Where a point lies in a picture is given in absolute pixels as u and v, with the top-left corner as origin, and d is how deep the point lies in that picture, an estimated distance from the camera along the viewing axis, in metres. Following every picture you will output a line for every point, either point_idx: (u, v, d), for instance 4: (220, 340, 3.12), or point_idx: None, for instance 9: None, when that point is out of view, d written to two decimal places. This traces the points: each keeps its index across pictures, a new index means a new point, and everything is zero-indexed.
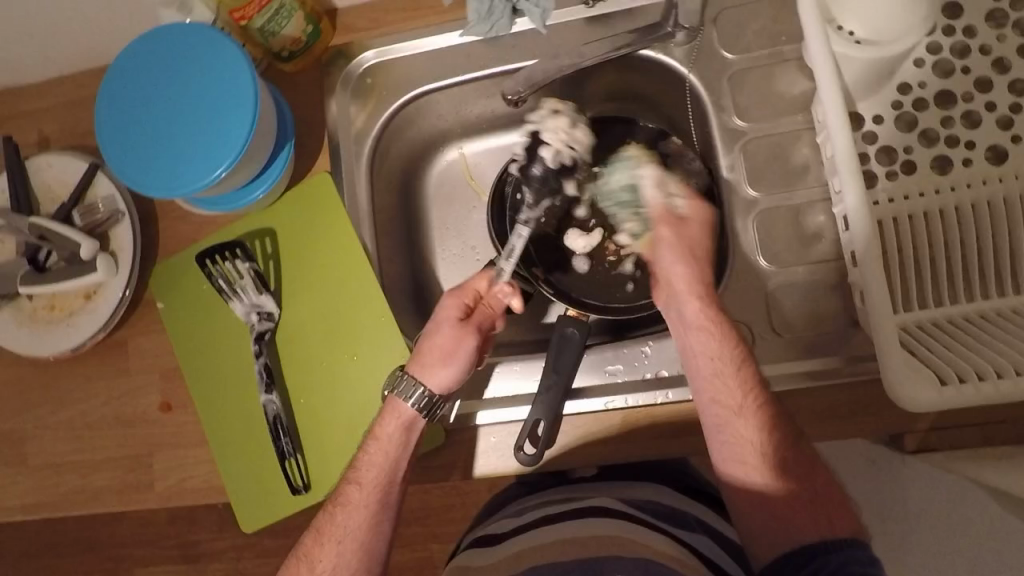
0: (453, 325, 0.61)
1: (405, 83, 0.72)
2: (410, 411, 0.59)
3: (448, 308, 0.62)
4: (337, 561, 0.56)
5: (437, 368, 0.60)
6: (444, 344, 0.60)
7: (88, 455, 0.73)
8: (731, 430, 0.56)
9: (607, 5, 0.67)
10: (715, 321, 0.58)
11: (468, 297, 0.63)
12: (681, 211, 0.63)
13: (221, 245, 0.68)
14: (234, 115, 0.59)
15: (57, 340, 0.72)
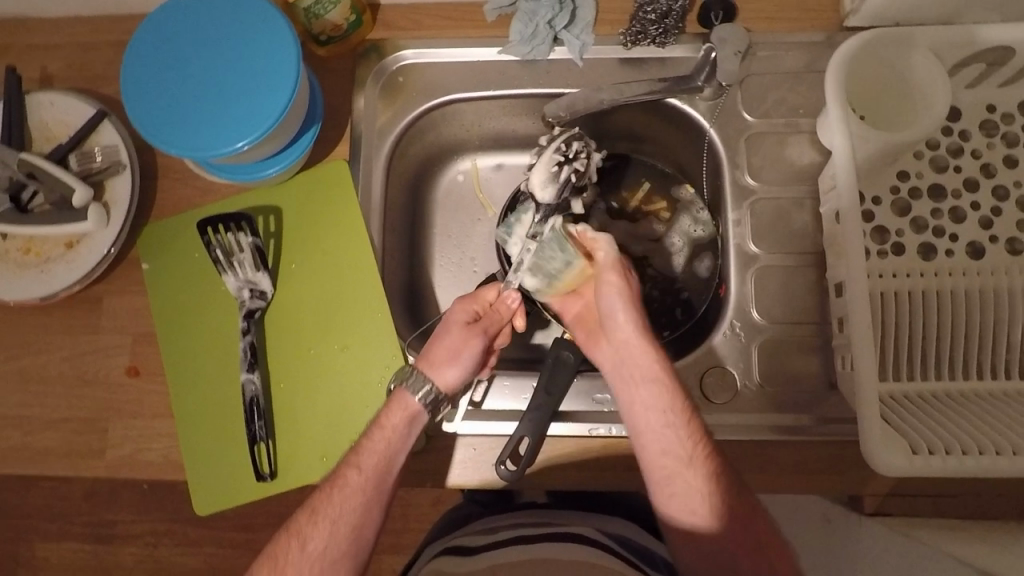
0: (461, 327, 0.63)
1: (435, 88, 0.73)
2: (416, 405, 0.60)
3: (457, 312, 0.65)
4: (328, 541, 0.57)
5: (445, 365, 0.61)
6: (453, 344, 0.62)
7: (36, 412, 0.69)
8: (681, 481, 0.55)
9: (644, 50, 0.70)
10: (664, 370, 0.58)
11: (476, 304, 0.65)
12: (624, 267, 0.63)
13: (225, 216, 0.67)
14: (271, 87, 0.59)
15: (27, 286, 0.68)
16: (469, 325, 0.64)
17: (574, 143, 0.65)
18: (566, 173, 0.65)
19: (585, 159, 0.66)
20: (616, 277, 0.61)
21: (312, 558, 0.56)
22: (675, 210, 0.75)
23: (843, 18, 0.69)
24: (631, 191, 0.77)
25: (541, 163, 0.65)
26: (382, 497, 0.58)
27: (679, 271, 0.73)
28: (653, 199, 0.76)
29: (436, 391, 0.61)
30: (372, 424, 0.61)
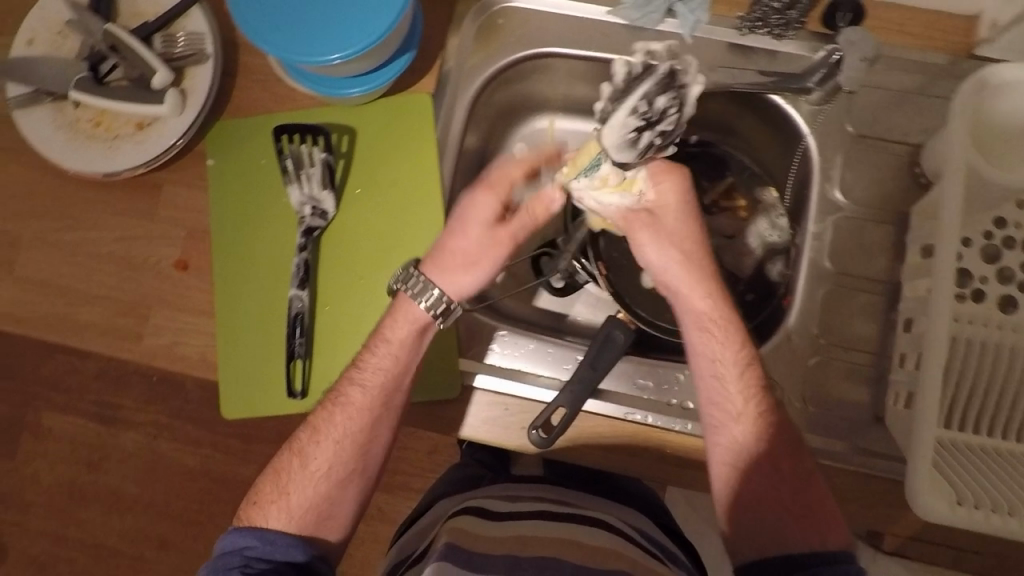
0: (481, 222, 0.60)
1: (533, 36, 0.69)
2: (420, 314, 0.60)
3: (478, 199, 0.60)
4: (333, 457, 0.59)
5: (460, 272, 0.60)
6: (469, 246, 0.60)
7: (82, 287, 0.69)
8: (725, 434, 0.58)
9: (759, 39, 0.67)
10: (724, 320, 0.60)
11: (499, 189, 0.61)
12: (647, 202, 0.61)
13: (303, 126, 0.65)
14: (374, 14, 0.57)
15: (93, 160, 0.67)
16: (490, 220, 0.60)
17: (657, 101, 0.51)
18: (648, 137, 0.52)
19: (670, 117, 0.52)
20: (643, 226, 0.61)
21: (316, 474, 0.59)
22: (754, 211, 0.72)
23: (975, 45, 0.65)
24: (712, 183, 0.72)
25: (612, 128, 0.52)
26: (388, 412, 0.60)
27: (746, 274, 0.71)
28: (731, 196, 0.72)
29: (447, 300, 0.60)
30: (372, 342, 0.60)
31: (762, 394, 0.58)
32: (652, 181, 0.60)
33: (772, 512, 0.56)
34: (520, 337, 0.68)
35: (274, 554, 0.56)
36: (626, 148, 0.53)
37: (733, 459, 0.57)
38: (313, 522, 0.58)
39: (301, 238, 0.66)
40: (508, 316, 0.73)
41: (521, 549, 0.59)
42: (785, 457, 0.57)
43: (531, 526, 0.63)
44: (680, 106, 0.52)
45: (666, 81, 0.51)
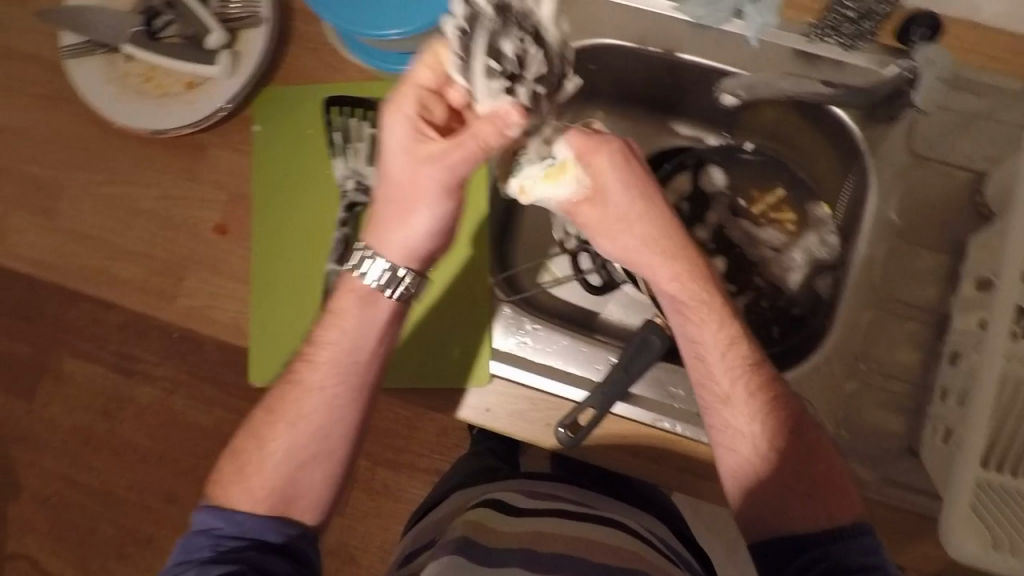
0: (419, 172, 0.49)
1: (592, 24, 0.67)
2: (380, 295, 0.55)
3: (405, 149, 0.49)
4: (288, 439, 0.57)
5: (400, 231, 0.53)
6: (395, 197, 0.51)
7: (120, 241, 0.69)
8: (717, 418, 0.57)
9: (826, 48, 0.64)
10: (700, 296, 0.57)
11: (422, 129, 0.49)
12: (587, 182, 0.55)
13: (355, 99, 0.66)
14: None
15: (141, 115, 0.67)
16: (424, 163, 0.49)
17: (502, 49, 0.42)
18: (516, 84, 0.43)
19: (535, 57, 0.43)
20: (588, 207, 0.56)
21: (273, 453, 0.57)
22: (802, 226, 0.69)
23: None
24: (761, 192, 0.70)
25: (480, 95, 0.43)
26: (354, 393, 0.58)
27: (793, 290, 0.67)
28: (781, 208, 0.69)
29: (400, 267, 0.54)
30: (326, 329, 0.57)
31: (747, 372, 0.56)
32: (581, 160, 0.55)
33: (779, 493, 0.55)
34: (556, 330, 0.66)
35: (246, 533, 0.55)
36: (508, 112, 0.44)
37: (717, 438, 0.57)
38: (281, 502, 0.57)
39: (341, 212, 0.66)
40: (541, 310, 0.72)
41: (541, 544, 0.60)
42: (785, 427, 0.56)
43: (556, 522, 0.64)
44: (532, 34, 0.42)
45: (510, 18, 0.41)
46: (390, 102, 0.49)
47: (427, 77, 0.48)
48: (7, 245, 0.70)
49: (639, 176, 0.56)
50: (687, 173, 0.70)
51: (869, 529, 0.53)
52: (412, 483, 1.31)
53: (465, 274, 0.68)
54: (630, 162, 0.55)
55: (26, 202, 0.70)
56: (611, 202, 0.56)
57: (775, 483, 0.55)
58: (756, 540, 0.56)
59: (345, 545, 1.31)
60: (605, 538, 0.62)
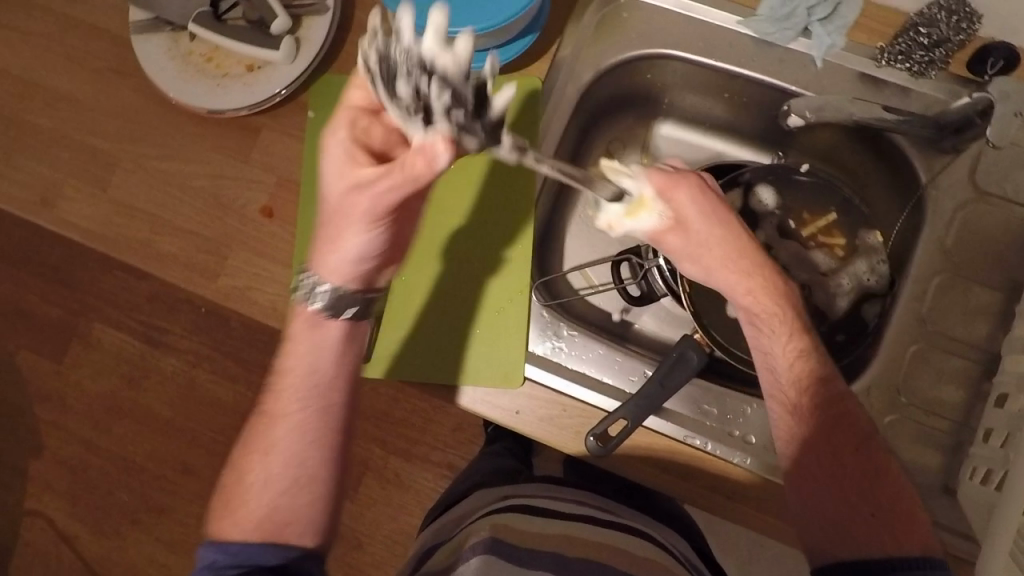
0: (347, 188, 0.47)
1: (655, 35, 0.67)
2: (325, 315, 0.53)
3: (338, 171, 0.48)
4: (265, 469, 0.54)
5: (333, 252, 0.50)
6: (331, 219, 0.49)
7: (169, 216, 0.70)
8: (783, 427, 0.56)
9: (894, 73, 0.63)
10: (773, 308, 0.56)
11: (351, 151, 0.47)
12: (669, 213, 0.56)
13: None
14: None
15: (201, 95, 0.68)
16: (360, 182, 0.47)
17: (399, 91, 0.41)
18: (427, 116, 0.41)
19: (436, 92, 0.40)
20: (673, 236, 0.56)
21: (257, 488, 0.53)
22: (851, 252, 0.68)
23: None
24: (811, 216, 0.69)
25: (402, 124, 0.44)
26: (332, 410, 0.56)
27: (837, 316, 0.67)
28: (831, 233, 0.68)
29: (332, 289, 0.51)
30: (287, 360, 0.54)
31: (812, 384, 0.55)
32: (662, 196, 0.56)
33: (840, 511, 0.53)
34: (592, 339, 0.66)
35: (244, 561, 0.51)
36: (435, 146, 0.42)
37: (789, 451, 0.56)
38: (273, 528, 0.53)
39: None
40: (576, 317, 0.71)
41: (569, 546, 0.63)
42: (849, 441, 0.55)
43: (580, 527, 0.67)
44: (427, 66, 0.39)
45: (413, 57, 0.39)
46: (328, 130, 0.49)
47: (361, 101, 0.48)
48: (58, 212, 0.71)
49: (717, 204, 0.56)
50: (737, 191, 0.68)
51: (937, 561, 0.49)
52: (424, 475, 1.32)
53: (498, 273, 0.66)
54: (708, 193, 0.56)
55: (80, 172, 0.71)
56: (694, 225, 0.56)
57: (841, 500, 0.54)
58: (823, 562, 0.53)
59: (353, 532, 1.32)
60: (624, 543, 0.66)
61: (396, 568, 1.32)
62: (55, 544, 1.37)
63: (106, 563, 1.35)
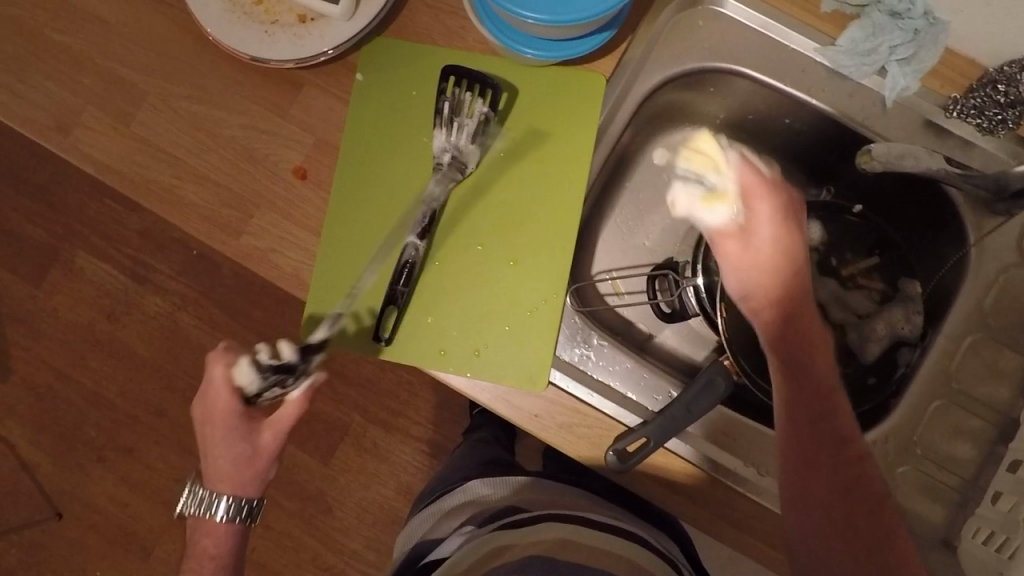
0: (242, 451, 0.57)
1: (728, 49, 0.65)
2: (229, 524, 0.60)
3: (228, 442, 0.57)
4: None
5: (236, 481, 0.58)
6: (225, 466, 0.57)
7: (193, 163, 0.66)
8: (801, 479, 0.54)
9: (959, 125, 0.63)
10: (792, 351, 0.56)
11: (226, 431, 0.57)
12: (743, 218, 0.57)
13: (475, 73, 0.61)
14: None
15: (247, 40, 0.64)
16: (249, 436, 0.57)
17: (264, 397, 0.58)
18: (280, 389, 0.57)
19: (264, 378, 0.57)
20: (732, 242, 0.57)
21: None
22: (888, 298, 0.66)
23: None
24: (855, 256, 0.67)
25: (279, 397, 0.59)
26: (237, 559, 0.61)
27: (868, 359, 0.66)
28: (871, 275, 0.67)
29: (237, 496, 0.58)
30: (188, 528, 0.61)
31: (786, 370, 0.55)
32: (745, 196, 0.57)
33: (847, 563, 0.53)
34: (617, 352, 0.67)
35: None
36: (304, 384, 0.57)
37: (800, 498, 0.54)
38: None
39: (434, 186, 0.63)
40: (605, 326, 0.71)
41: (561, 552, 0.68)
42: (832, 453, 0.54)
43: (576, 529, 0.73)
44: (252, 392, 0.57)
45: (241, 392, 0.57)
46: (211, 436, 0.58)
47: (222, 389, 0.56)
48: (72, 140, 0.66)
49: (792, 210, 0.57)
50: None
51: None
52: (399, 446, 1.31)
53: (533, 276, 0.63)
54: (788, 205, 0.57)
55: (103, 101, 0.67)
56: (757, 239, 0.57)
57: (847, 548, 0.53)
58: None
59: (324, 495, 1.31)
60: (616, 549, 0.71)
61: (362, 537, 1.31)
62: (12, 471, 1.32)
63: (64, 496, 1.31)
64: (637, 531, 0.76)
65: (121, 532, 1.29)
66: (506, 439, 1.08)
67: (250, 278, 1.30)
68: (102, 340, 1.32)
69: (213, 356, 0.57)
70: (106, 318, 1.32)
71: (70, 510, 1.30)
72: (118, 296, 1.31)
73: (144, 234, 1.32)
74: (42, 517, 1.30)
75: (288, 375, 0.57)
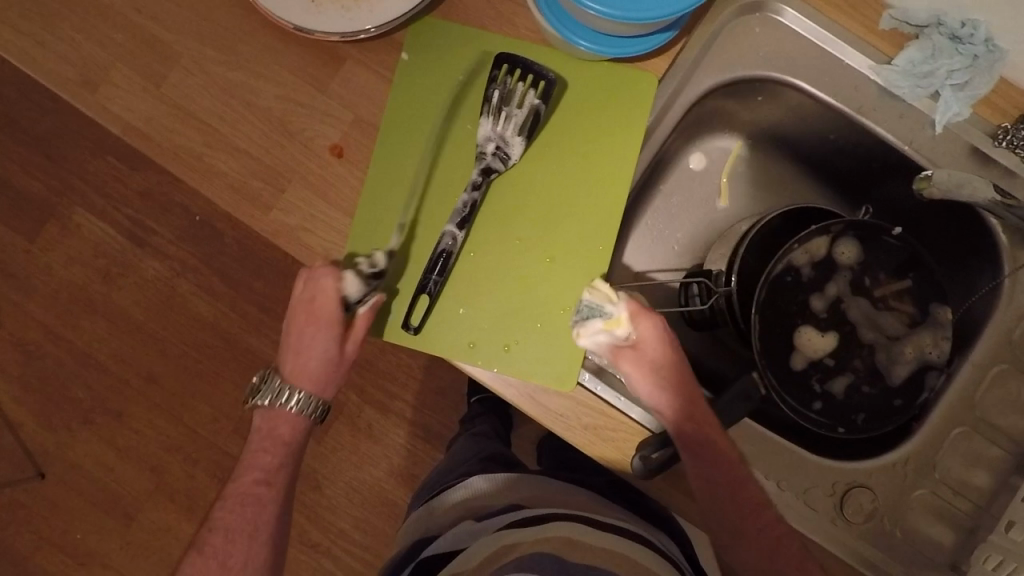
0: (333, 353, 0.60)
1: (783, 59, 0.64)
2: (299, 417, 0.62)
3: (321, 341, 0.60)
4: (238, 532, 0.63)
5: (319, 383, 0.61)
6: (314, 366, 0.60)
7: (224, 130, 0.64)
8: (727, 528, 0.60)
9: (1009, 156, 0.62)
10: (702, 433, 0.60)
11: (327, 330, 0.59)
12: (631, 337, 0.60)
13: (529, 63, 0.60)
14: None
15: (292, 8, 0.62)
16: (339, 341, 0.60)
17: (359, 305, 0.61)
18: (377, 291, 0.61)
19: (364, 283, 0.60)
20: (628, 363, 0.60)
21: (240, 565, 0.62)
22: (920, 322, 0.66)
23: None
24: (888, 278, 0.67)
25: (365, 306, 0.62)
26: (273, 514, 0.64)
27: (896, 381, 0.66)
28: (903, 299, 0.66)
29: (317, 395, 0.61)
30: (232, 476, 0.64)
31: (694, 446, 0.59)
32: (635, 320, 0.59)
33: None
34: None
35: None
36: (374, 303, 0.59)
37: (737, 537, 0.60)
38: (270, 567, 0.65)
39: (476, 175, 0.61)
40: None
41: (569, 550, 0.66)
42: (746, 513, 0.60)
43: (577, 526, 0.71)
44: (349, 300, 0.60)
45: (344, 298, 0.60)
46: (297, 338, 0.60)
47: (325, 295, 0.59)
48: (96, 97, 0.64)
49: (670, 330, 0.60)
50: (824, 238, 0.67)
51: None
52: (395, 429, 1.30)
53: (569, 275, 0.62)
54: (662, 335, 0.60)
55: (132, 59, 0.64)
56: (647, 356, 0.60)
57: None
58: None
59: (315, 472, 1.29)
60: (624, 550, 0.70)
61: (350, 517, 1.30)
62: None
63: (47, 456, 1.27)
64: (644, 534, 0.75)
65: (103, 496, 1.26)
66: (503, 431, 1.08)
67: (254, 249, 1.27)
68: (97, 301, 1.28)
69: (318, 271, 0.59)
70: (102, 278, 1.28)
71: (53, 471, 1.27)
72: (116, 256, 1.28)
73: (146, 195, 1.28)
74: (22, 477, 1.27)
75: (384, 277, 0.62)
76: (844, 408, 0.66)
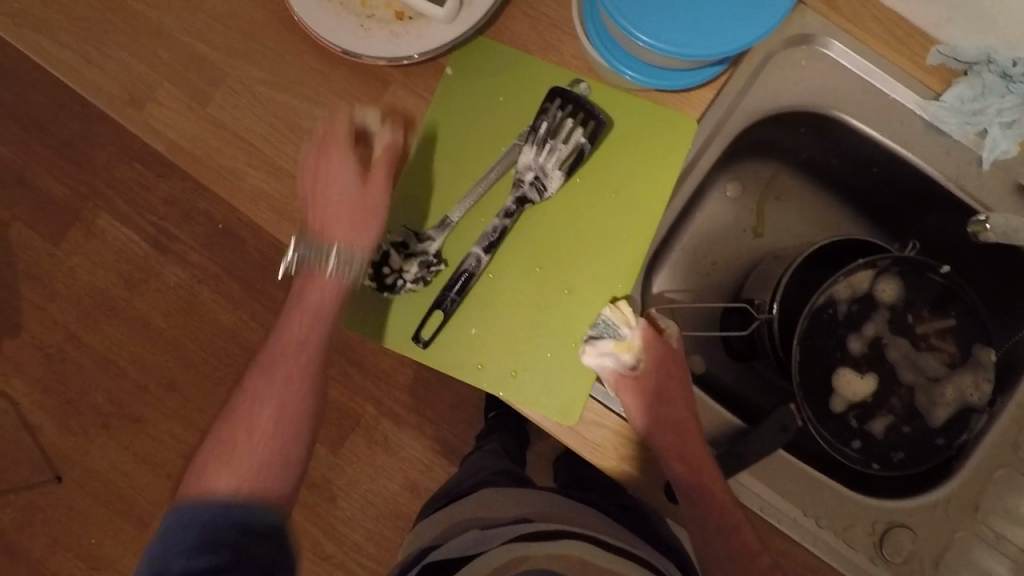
0: (352, 180, 0.58)
1: (831, 95, 0.64)
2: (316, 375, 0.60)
3: (340, 168, 0.58)
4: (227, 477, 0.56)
5: (356, 229, 0.58)
6: (330, 217, 0.58)
7: (266, 151, 0.64)
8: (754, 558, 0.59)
9: None
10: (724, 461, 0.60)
11: (341, 153, 0.58)
12: (636, 361, 0.60)
13: (582, 101, 0.60)
14: (729, 28, 0.52)
15: (338, 31, 0.62)
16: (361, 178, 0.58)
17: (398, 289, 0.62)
18: (414, 274, 0.61)
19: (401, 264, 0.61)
20: (629, 387, 0.60)
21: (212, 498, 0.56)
22: (962, 362, 0.66)
23: None
24: (930, 315, 0.67)
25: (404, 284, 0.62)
26: None
27: (936, 422, 0.65)
28: (945, 337, 0.66)
29: (354, 243, 0.58)
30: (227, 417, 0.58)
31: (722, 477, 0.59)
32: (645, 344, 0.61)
33: None
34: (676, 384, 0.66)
35: None
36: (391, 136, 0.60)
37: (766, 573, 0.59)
38: None
39: (511, 203, 0.61)
40: None
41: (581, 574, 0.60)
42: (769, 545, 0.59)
43: (588, 548, 0.64)
44: (390, 284, 0.61)
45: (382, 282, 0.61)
46: (323, 193, 0.58)
47: (346, 136, 0.59)
48: (141, 115, 0.64)
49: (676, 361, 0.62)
50: (868, 272, 0.66)
51: None
52: (411, 443, 1.29)
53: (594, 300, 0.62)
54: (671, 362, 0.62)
55: (178, 77, 0.64)
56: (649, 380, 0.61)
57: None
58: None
59: (331, 484, 1.29)
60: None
61: (365, 529, 1.29)
62: (13, 430, 1.28)
63: (65, 460, 1.27)
64: (655, 562, 0.68)
65: (119, 500, 1.26)
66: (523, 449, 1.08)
67: (277, 258, 1.27)
68: (119, 306, 1.28)
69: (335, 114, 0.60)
70: (125, 283, 1.28)
71: (70, 474, 1.27)
72: (139, 262, 1.28)
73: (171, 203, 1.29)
74: (39, 480, 1.27)
75: (424, 260, 0.61)
76: (883, 449, 0.65)
